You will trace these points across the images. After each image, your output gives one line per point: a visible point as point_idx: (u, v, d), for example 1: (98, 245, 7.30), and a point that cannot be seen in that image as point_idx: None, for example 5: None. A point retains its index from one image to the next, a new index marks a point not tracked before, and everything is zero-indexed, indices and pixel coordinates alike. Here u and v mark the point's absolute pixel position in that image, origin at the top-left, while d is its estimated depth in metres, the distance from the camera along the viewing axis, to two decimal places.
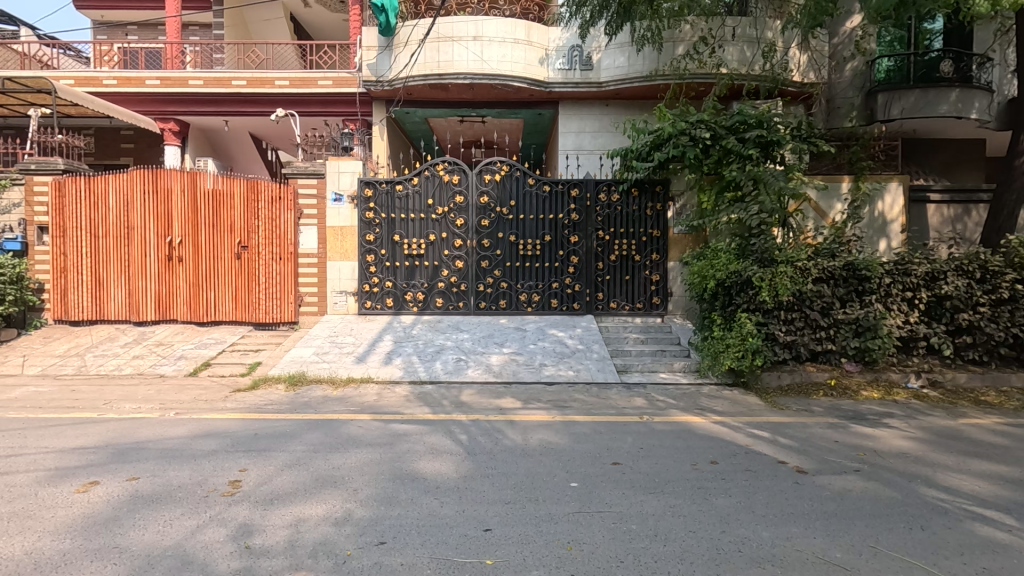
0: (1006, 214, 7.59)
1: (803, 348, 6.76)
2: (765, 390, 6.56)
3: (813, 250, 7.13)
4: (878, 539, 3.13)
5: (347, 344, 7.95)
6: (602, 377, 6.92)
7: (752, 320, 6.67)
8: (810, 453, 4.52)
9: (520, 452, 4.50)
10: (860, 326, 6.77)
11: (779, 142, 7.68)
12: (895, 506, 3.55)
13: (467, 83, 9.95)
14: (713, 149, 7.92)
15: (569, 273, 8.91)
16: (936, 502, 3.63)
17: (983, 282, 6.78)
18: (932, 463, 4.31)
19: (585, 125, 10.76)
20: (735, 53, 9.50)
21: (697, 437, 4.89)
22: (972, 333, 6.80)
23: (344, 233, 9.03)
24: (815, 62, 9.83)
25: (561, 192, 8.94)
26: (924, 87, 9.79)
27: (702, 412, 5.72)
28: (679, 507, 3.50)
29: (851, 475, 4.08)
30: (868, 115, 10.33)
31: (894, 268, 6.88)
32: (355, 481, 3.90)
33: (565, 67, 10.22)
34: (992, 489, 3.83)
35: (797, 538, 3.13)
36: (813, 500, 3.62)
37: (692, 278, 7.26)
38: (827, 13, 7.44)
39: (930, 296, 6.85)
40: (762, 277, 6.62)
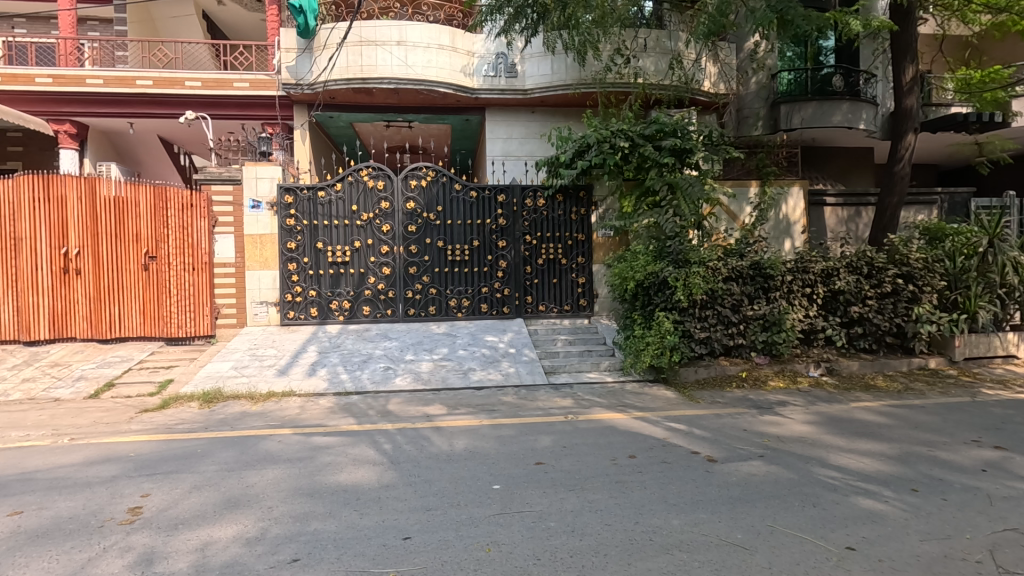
0: (889, 215, 8.38)
1: (717, 343, 7.17)
2: (683, 384, 6.91)
3: (724, 250, 7.57)
4: (775, 518, 3.38)
5: (268, 356, 7.64)
6: (531, 379, 7.04)
7: (669, 319, 7.00)
8: (720, 442, 4.80)
9: (445, 458, 4.49)
10: (767, 321, 7.27)
11: (692, 150, 8.11)
12: (791, 487, 3.84)
13: (391, 88, 9.84)
14: (632, 157, 8.27)
15: (498, 277, 8.98)
16: (828, 480, 3.96)
17: (871, 278, 7.49)
18: (826, 445, 4.69)
19: (513, 131, 10.89)
20: (650, 64, 9.95)
21: (618, 433, 5.07)
22: (862, 324, 7.48)
23: (263, 240, 8.68)
24: (725, 74, 10.42)
25: (488, 197, 9.01)
26: (819, 99, 10.66)
27: (624, 409, 5.93)
28: (597, 502, 3.61)
29: (755, 460, 4.37)
30: (773, 125, 11.10)
31: (795, 266, 7.43)
32: (271, 499, 3.75)
33: (491, 74, 10.33)
34: (875, 466, 4.23)
35: (703, 523, 3.32)
36: (720, 487, 3.85)
37: (614, 279, 7.54)
38: (722, 30, 7.97)
39: (827, 290, 7.46)
40: (677, 277, 6.98)
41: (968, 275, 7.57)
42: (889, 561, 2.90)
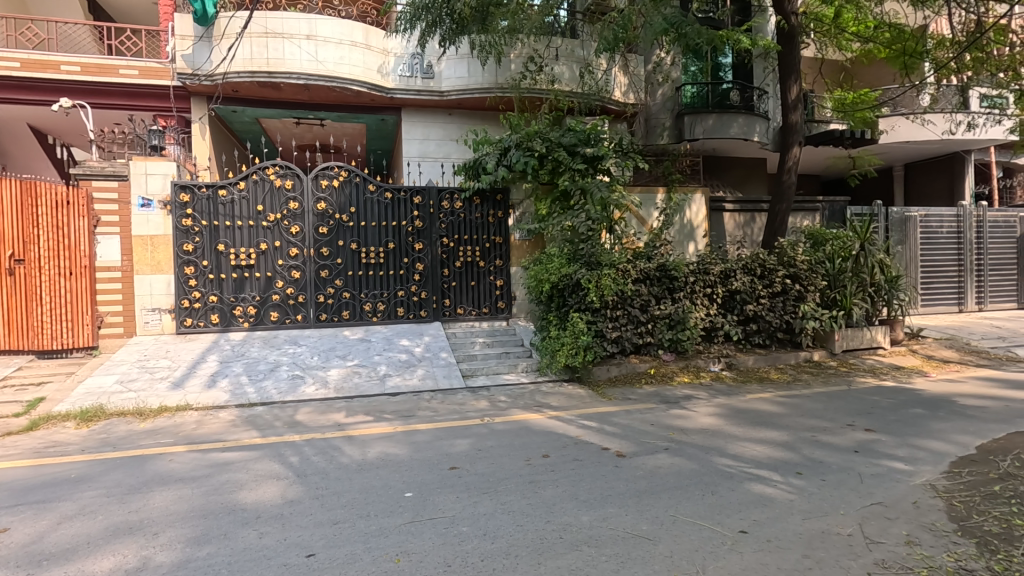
0: (779, 220, 9.12)
1: (627, 342, 7.48)
2: (596, 382, 7.14)
3: (633, 253, 7.89)
4: (677, 508, 3.55)
5: (160, 368, 7.02)
6: (448, 382, 6.96)
7: (583, 319, 7.21)
8: (629, 437, 4.99)
9: (356, 467, 4.33)
10: (673, 320, 7.66)
11: (603, 155, 8.18)
12: (693, 477, 4.06)
13: (301, 83, 9.40)
14: (546, 161, 8.43)
15: (415, 280, 8.82)
16: (726, 468, 4.23)
17: (764, 278, 8.14)
18: (725, 435, 5.01)
19: (430, 133, 10.77)
20: (563, 71, 10.21)
21: (533, 433, 5.13)
22: (757, 321, 8.09)
23: (154, 242, 8.02)
24: (634, 84, 10.89)
25: (403, 199, 8.83)
26: (718, 112, 11.44)
27: (540, 409, 6.01)
28: (510, 503, 3.63)
29: (661, 453, 4.59)
30: (677, 134, 11.72)
31: (697, 268, 7.90)
32: (159, 523, 3.44)
33: (406, 74, 10.13)
34: (766, 452, 4.57)
35: (612, 517, 3.42)
36: (628, 481, 3.99)
37: (530, 281, 7.68)
38: (620, 41, 8.19)
39: (725, 290, 8.00)
40: (589, 279, 7.22)
41: (844, 275, 8.42)
42: (776, 540, 3.14)
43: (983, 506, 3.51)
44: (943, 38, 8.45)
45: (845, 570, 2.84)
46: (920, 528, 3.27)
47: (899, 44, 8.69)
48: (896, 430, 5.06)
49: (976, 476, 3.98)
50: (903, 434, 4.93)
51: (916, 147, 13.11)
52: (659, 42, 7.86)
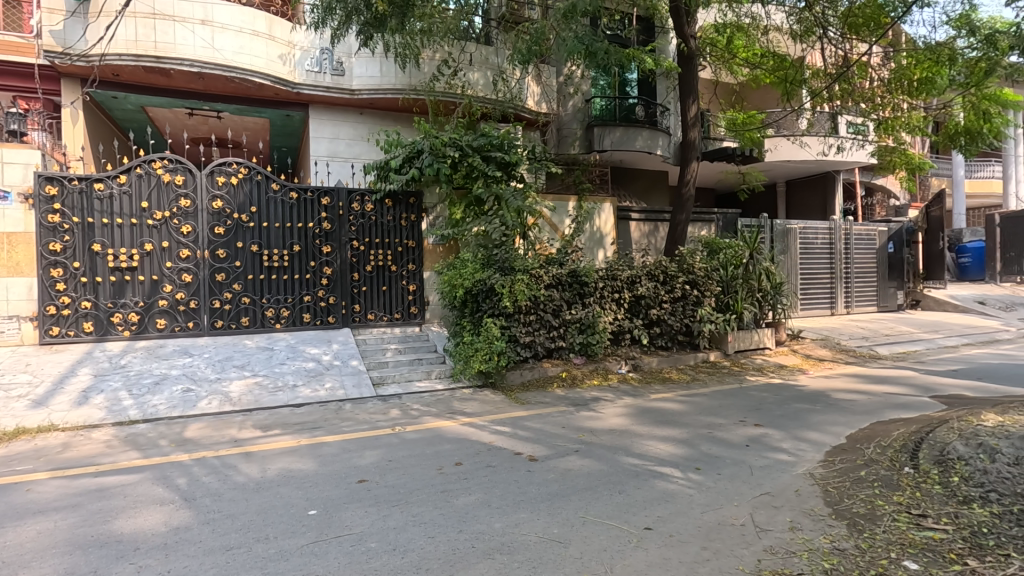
0: (679, 230, 9.71)
1: (540, 346, 7.61)
2: (510, 387, 7.18)
3: (545, 259, 8.06)
4: (587, 509, 3.63)
5: (18, 384, 6.13)
6: (357, 392, 6.69)
7: (496, 324, 7.25)
8: (541, 441, 5.06)
9: (254, 486, 4.03)
10: (583, 324, 7.91)
11: (517, 163, 8.45)
12: (602, 478, 4.18)
13: (194, 71, 8.69)
14: (460, 166, 8.40)
15: (322, 285, 8.40)
16: (632, 467, 4.40)
17: (666, 284, 8.65)
18: (632, 435, 5.22)
19: (340, 132, 10.36)
20: (477, 77, 10.25)
21: (445, 441, 5.05)
22: (660, 325, 8.58)
23: (12, 240, 7.05)
24: (546, 94, 11.13)
25: (309, 199, 8.40)
26: (625, 126, 12.02)
27: (453, 416, 5.94)
28: (422, 515, 3.53)
29: (572, 455, 4.69)
30: (587, 145, 12.12)
31: (605, 274, 8.22)
32: (10, 565, 2.97)
33: (315, 69, 9.67)
34: (669, 450, 4.81)
35: (524, 523, 3.43)
36: (540, 484, 4.04)
37: (443, 286, 7.61)
38: (536, 52, 8.40)
39: (631, 296, 8.40)
40: (503, 285, 7.30)
41: (736, 282, 9.12)
42: (677, 534, 3.30)
43: (852, 490, 3.91)
44: (818, 70, 9.45)
45: (738, 558, 3.03)
46: (801, 513, 3.58)
47: (781, 72, 9.62)
48: (780, 424, 5.53)
49: (846, 463, 4.43)
50: (787, 427, 5.40)
51: (796, 166, 14.50)
52: (572, 56, 8.10)
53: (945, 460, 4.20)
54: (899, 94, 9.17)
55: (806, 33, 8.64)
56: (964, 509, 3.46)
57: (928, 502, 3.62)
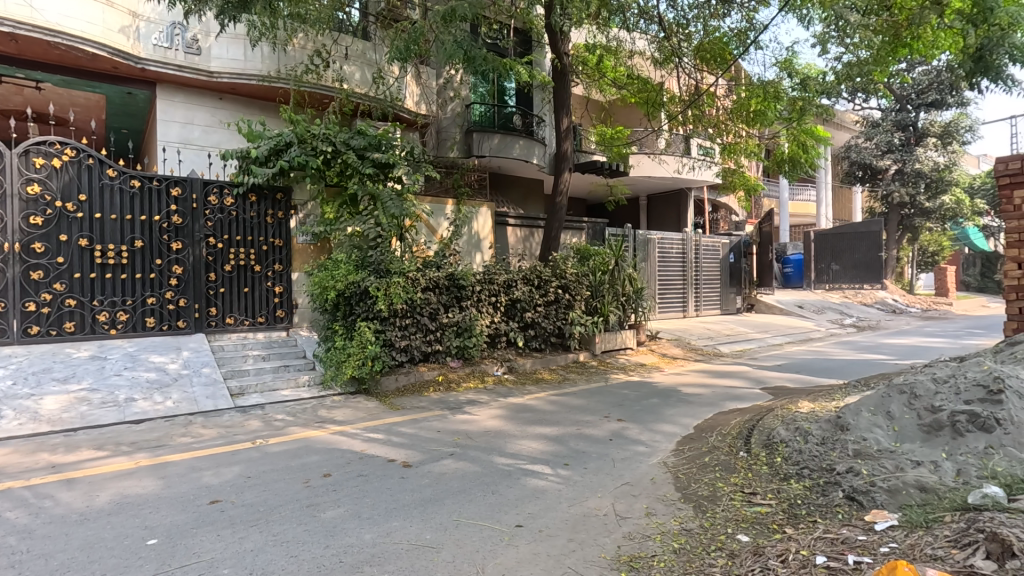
0: (553, 236, 10.12)
1: (416, 350, 7.51)
2: (384, 393, 6.99)
3: (423, 262, 7.98)
4: (461, 512, 3.65)
5: None
6: (211, 404, 6.07)
7: (370, 328, 7.03)
8: (416, 446, 4.99)
9: (77, 518, 3.48)
10: (460, 327, 7.96)
11: (394, 164, 8.24)
12: (476, 479, 4.22)
13: (5, 32, 7.33)
14: (334, 163, 8.10)
15: (170, 285, 7.51)
16: (505, 467, 4.50)
17: (540, 289, 9.03)
18: (506, 435, 5.35)
19: (194, 117, 9.37)
20: (353, 72, 9.86)
21: (313, 452, 4.77)
22: (535, 328, 8.93)
23: None
24: (426, 96, 11.04)
25: (155, 189, 7.48)
26: (503, 133, 12.31)
27: (322, 425, 5.63)
28: (284, 533, 3.30)
29: (446, 459, 4.68)
30: (466, 149, 12.22)
31: (482, 278, 8.35)
32: None
33: (163, 45, 8.67)
34: (540, 447, 5.00)
35: (396, 531, 3.35)
36: (413, 491, 3.97)
37: (313, 288, 7.22)
38: (414, 49, 8.18)
39: (507, 299, 8.63)
40: (378, 287, 7.10)
41: (603, 287, 9.76)
42: (546, 529, 3.43)
43: (698, 475, 4.36)
44: (674, 95, 10.42)
45: (601, 547, 3.23)
46: (656, 500, 3.92)
47: (645, 93, 10.50)
48: (639, 418, 6.00)
49: (694, 450, 4.93)
50: (644, 421, 5.88)
51: (656, 182, 15.87)
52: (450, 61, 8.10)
53: (771, 443, 4.85)
54: (738, 123, 10.30)
55: (665, 60, 9.48)
56: (785, 485, 4.03)
57: (758, 481, 4.15)
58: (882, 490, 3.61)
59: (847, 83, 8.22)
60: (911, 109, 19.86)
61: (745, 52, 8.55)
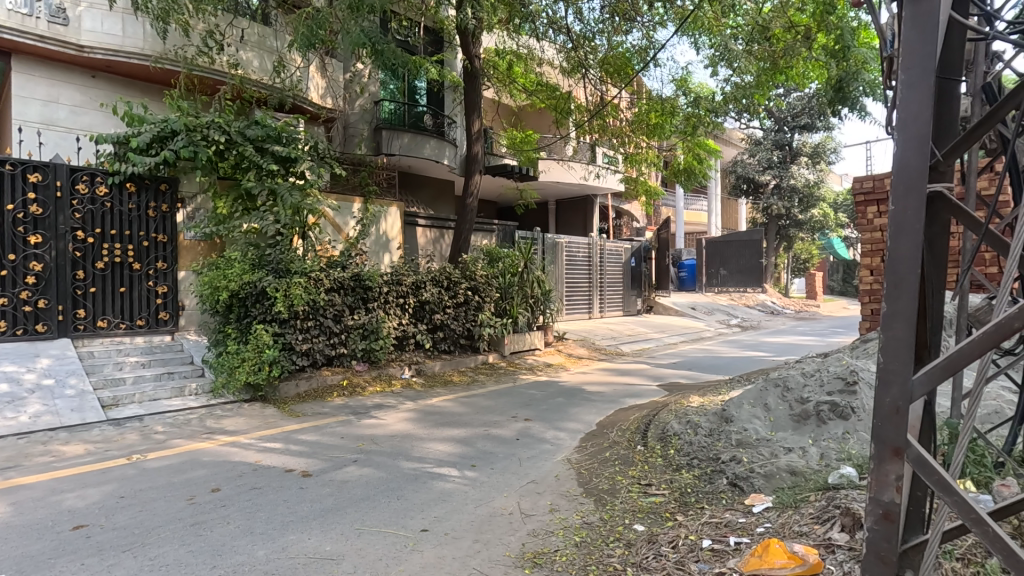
0: (463, 237, 10.07)
1: (319, 354, 7.18)
2: (283, 400, 6.62)
3: (326, 262, 7.65)
4: (363, 520, 3.53)
5: None
6: (77, 418, 5.42)
7: (268, 331, 6.63)
8: (316, 454, 4.76)
9: None
10: (366, 329, 7.73)
11: (297, 158, 7.80)
12: (381, 485, 4.12)
13: None
14: (228, 154, 7.57)
15: (26, 284, 6.60)
16: (411, 471, 4.43)
17: (449, 290, 8.98)
18: (413, 439, 5.26)
19: (59, 95, 8.33)
20: (250, 58, 9.27)
21: (201, 466, 4.41)
22: (444, 329, 8.88)
23: None
24: (332, 89, 10.68)
25: (9, 174, 6.57)
26: (413, 133, 12.12)
27: (211, 436, 5.21)
28: (164, 556, 3.02)
29: (349, 466, 4.51)
30: (375, 147, 11.92)
31: (390, 279, 8.17)
32: None
33: (21, 10, 7.64)
34: (448, 450, 4.97)
35: (292, 545, 3.18)
36: (312, 501, 3.79)
37: (203, 288, 6.70)
38: (320, 35, 7.78)
39: (416, 300, 8.51)
40: (276, 288, 6.72)
41: (512, 289, 9.89)
42: (452, 531, 3.42)
43: (599, 470, 4.55)
44: (581, 104, 10.80)
45: (506, 545, 3.27)
46: (559, 496, 4.03)
47: (553, 100, 10.80)
48: (545, 417, 6.15)
49: (596, 446, 5.14)
50: (550, 420, 6.04)
51: (564, 187, 16.38)
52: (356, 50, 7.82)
53: (665, 437, 5.17)
54: (640, 134, 10.84)
55: (572, 70, 9.81)
56: (677, 475, 4.31)
57: (653, 473, 4.40)
58: (759, 475, 3.98)
59: (734, 104, 8.97)
60: (787, 130, 21.98)
61: (645, 67, 9.06)
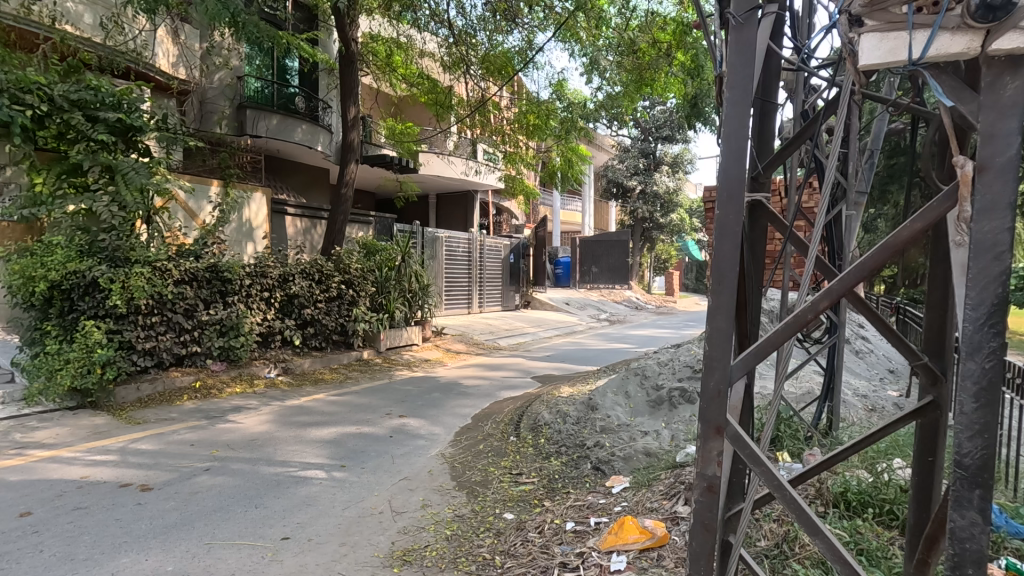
0: (337, 229, 9.58)
1: (165, 353, 6.46)
2: (120, 406, 5.82)
3: (176, 251, 6.87)
4: (214, 533, 3.24)
5: None
6: None
7: (100, 329, 5.80)
8: (160, 464, 4.26)
9: None
10: (224, 326, 7.07)
11: (141, 131, 6.78)
12: (236, 494, 3.80)
13: None
14: (50, 121, 6.37)
15: None
16: (272, 476, 4.13)
17: (320, 283, 8.53)
18: (276, 442, 4.90)
19: None
20: (77, 12, 7.96)
21: (7, 487, 3.73)
22: (314, 325, 8.43)
23: None
24: (185, 57, 9.62)
25: None
26: (282, 114, 11.19)
27: (21, 452, 4.44)
28: None
29: (200, 475, 4.10)
30: (237, 127, 10.94)
31: (253, 271, 7.57)
32: None
33: None
34: (315, 451, 4.71)
35: (126, 569, 2.82)
36: (153, 518, 3.39)
37: (12, 277, 5.70)
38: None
39: (282, 294, 7.98)
40: (111, 279, 5.90)
41: (389, 283, 9.63)
42: (316, 537, 3.25)
43: (472, 462, 4.60)
44: (462, 99, 10.76)
45: (374, 545, 3.19)
46: (432, 491, 4.01)
47: (434, 94, 10.63)
48: (420, 413, 6.07)
49: (470, 440, 5.19)
50: (424, 416, 5.98)
51: (445, 181, 16.26)
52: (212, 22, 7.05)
53: (537, 426, 5.36)
54: (519, 133, 11.00)
55: (453, 65, 9.73)
56: (546, 463, 4.50)
57: (524, 462, 4.55)
58: (619, 458, 4.29)
59: (605, 112, 9.51)
60: (652, 140, 23.81)
61: (525, 67, 9.25)
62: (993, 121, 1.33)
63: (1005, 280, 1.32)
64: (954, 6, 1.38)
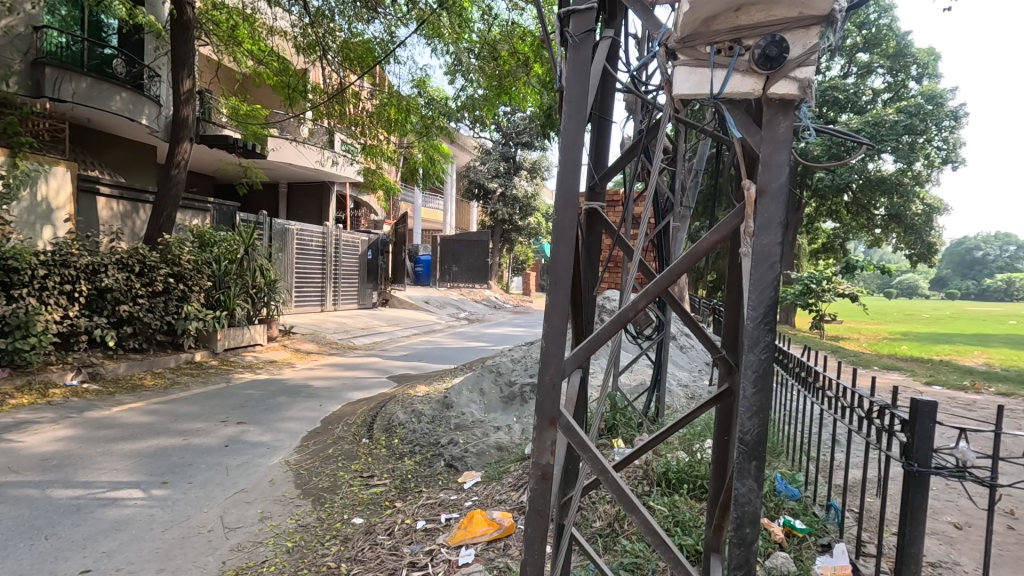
0: (165, 215, 8.44)
1: None
2: None
3: None
4: None
5: None
6: None
7: None
8: None
9: None
10: (6, 325, 5.96)
11: None
12: (19, 525, 3.17)
13: None
14: None
15: None
16: (70, 501, 3.52)
17: (142, 276, 7.50)
18: (77, 460, 4.19)
19: None
20: None
21: None
22: (132, 323, 7.38)
23: None
24: None
25: None
26: (95, 78, 9.59)
27: None
28: None
29: None
30: (33, 87, 9.06)
31: (51, 259, 6.52)
32: None
33: None
34: (128, 468, 4.11)
35: None
36: None
37: None
38: None
39: (91, 288, 6.90)
40: None
41: (229, 277, 8.69)
42: (127, 565, 2.85)
43: (320, 468, 4.36)
44: (317, 86, 10.13)
45: (200, 568, 2.87)
46: (272, 502, 3.72)
47: (284, 76, 9.85)
48: (260, 419, 5.60)
49: (317, 444, 4.91)
50: (265, 422, 5.53)
51: (297, 170, 15.19)
52: None
53: (390, 427, 5.24)
54: (378, 127, 10.66)
55: (308, 48, 9.17)
56: (399, 463, 4.43)
57: (376, 464, 4.43)
58: (472, 454, 4.37)
59: (467, 113, 9.59)
60: (512, 145, 24.57)
61: (386, 60, 8.94)
62: (771, 152, 1.60)
63: (776, 285, 1.60)
64: (744, 52, 1.62)
